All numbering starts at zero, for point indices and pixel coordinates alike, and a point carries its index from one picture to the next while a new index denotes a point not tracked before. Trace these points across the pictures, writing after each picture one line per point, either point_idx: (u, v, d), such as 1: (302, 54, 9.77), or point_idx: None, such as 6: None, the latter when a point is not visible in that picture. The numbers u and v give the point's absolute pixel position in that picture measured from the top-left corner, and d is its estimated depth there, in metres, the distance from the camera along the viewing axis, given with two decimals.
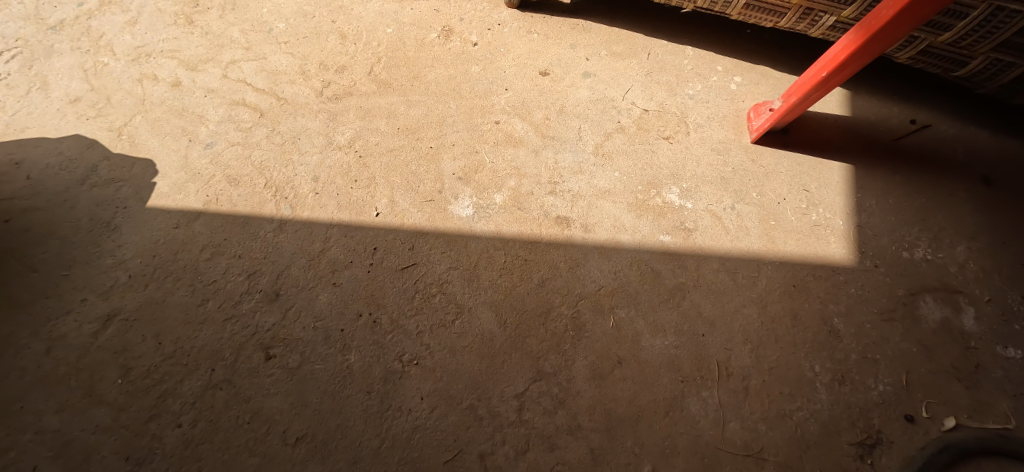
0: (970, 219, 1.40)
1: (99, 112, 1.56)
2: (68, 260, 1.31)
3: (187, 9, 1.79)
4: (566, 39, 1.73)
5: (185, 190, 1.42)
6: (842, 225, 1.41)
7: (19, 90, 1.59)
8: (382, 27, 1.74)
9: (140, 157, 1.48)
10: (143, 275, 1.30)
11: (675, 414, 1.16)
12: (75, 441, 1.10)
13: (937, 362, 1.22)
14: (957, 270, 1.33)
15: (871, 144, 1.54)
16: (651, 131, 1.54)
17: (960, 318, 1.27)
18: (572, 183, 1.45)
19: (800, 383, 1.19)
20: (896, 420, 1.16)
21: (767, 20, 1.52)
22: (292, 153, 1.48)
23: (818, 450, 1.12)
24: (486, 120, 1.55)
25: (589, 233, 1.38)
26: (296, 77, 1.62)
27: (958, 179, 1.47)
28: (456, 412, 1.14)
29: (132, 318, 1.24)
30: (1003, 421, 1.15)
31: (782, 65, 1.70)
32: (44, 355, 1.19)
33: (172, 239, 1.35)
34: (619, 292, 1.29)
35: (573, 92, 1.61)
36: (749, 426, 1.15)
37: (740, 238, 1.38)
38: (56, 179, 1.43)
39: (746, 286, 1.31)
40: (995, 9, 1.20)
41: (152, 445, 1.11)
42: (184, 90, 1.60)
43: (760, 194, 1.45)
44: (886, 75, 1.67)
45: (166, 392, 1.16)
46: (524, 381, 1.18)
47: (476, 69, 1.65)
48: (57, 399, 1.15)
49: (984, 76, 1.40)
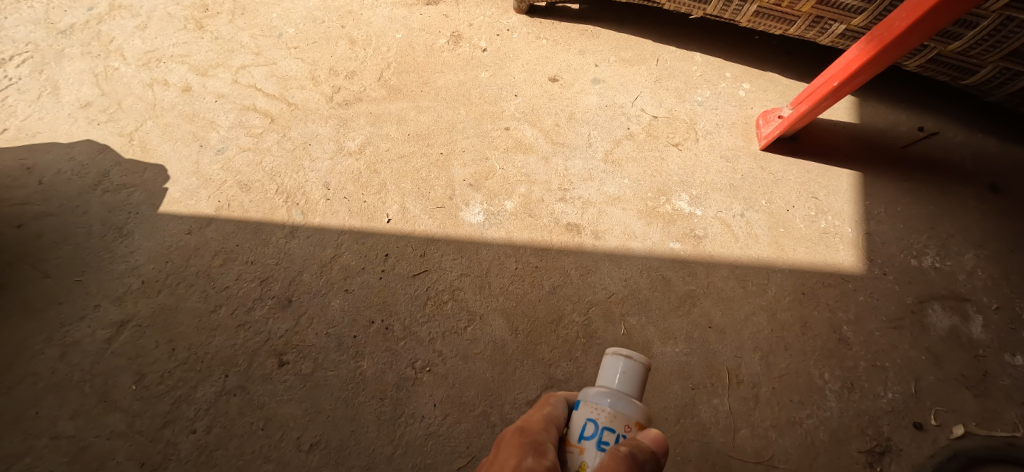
0: (977, 226, 1.41)
1: (110, 117, 1.57)
2: (82, 265, 1.32)
3: (197, 14, 1.79)
4: (575, 45, 1.74)
5: (196, 196, 1.43)
6: (851, 233, 1.41)
7: (31, 94, 1.60)
8: (391, 33, 1.74)
9: (151, 162, 1.48)
10: (157, 280, 1.30)
11: (686, 421, 1.16)
12: (90, 447, 1.11)
13: (945, 370, 1.23)
14: (965, 278, 1.34)
15: (880, 152, 1.55)
16: (660, 138, 1.55)
17: (968, 326, 1.28)
18: (583, 189, 1.46)
19: (810, 391, 1.20)
20: (905, 428, 1.17)
21: (776, 27, 1.53)
22: (303, 159, 1.49)
23: (828, 458, 1.13)
24: (496, 127, 1.55)
25: (599, 240, 1.38)
26: (306, 83, 1.63)
27: (965, 186, 1.48)
28: (468, 420, 1.15)
29: (145, 325, 1.25)
30: (1011, 429, 1.16)
31: (790, 71, 1.70)
32: (59, 361, 1.20)
33: (185, 244, 1.36)
34: (629, 299, 1.30)
35: (582, 98, 1.62)
36: (760, 434, 1.15)
37: (749, 245, 1.39)
38: (68, 184, 1.43)
39: (756, 293, 1.32)
40: (1006, 20, 1.21)
41: (166, 451, 1.11)
42: (194, 95, 1.61)
43: (769, 201, 1.46)
44: (894, 82, 1.68)
45: (180, 398, 1.17)
46: (536, 388, 1.19)
47: (485, 75, 1.65)
48: (72, 404, 1.15)
49: (992, 84, 1.41)
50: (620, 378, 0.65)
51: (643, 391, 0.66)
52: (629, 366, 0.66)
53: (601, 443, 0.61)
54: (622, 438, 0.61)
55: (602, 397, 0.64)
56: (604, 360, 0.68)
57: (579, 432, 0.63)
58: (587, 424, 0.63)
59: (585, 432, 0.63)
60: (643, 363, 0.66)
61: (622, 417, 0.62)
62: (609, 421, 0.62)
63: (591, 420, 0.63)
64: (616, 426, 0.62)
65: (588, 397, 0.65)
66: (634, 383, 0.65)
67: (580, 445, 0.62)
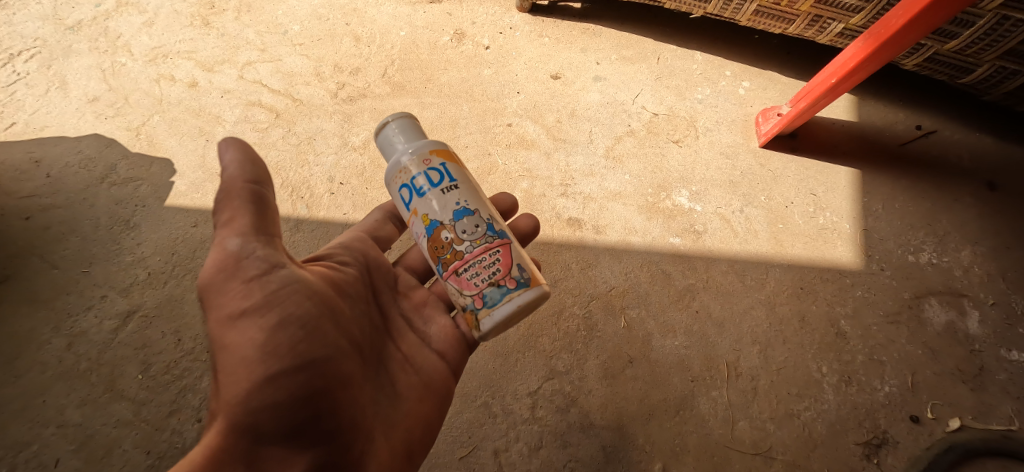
0: (975, 223, 1.42)
1: (117, 111, 1.59)
2: (89, 257, 1.34)
3: (204, 11, 1.81)
4: (577, 44, 1.76)
5: (202, 189, 1.45)
6: (849, 228, 1.43)
7: (40, 90, 1.63)
8: (396, 30, 1.76)
9: (157, 156, 1.50)
10: (163, 272, 1.32)
11: (685, 413, 1.18)
12: (96, 435, 1.13)
13: (942, 364, 1.24)
14: (962, 274, 1.35)
15: (878, 149, 1.57)
16: (661, 135, 1.57)
17: (965, 321, 1.29)
18: (584, 185, 1.47)
19: (808, 384, 1.21)
20: (901, 421, 1.18)
21: (775, 26, 1.55)
22: (308, 153, 1.50)
23: (825, 450, 1.15)
24: (499, 123, 1.57)
25: (600, 235, 1.40)
26: (311, 79, 1.64)
27: (962, 184, 1.49)
28: (470, 410, 1.18)
29: (151, 315, 1.26)
30: (1006, 422, 1.17)
31: (789, 70, 1.72)
32: (66, 351, 1.22)
33: (191, 237, 1.37)
34: (629, 293, 1.32)
35: (584, 95, 1.63)
36: (758, 425, 1.17)
37: (749, 241, 1.40)
38: (76, 177, 1.45)
39: (755, 288, 1.34)
40: (1002, 19, 1.22)
41: (172, 440, 1.13)
42: (200, 91, 1.63)
43: (768, 198, 1.48)
44: (892, 81, 1.70)
45: (186, 387, 1.18)
46: (536, 379, 1.22)
47: (488, 72, 1.67)
48: (79, 393, 1.17)
49: (990, 83, 1.42)
50: (398, 137, 0.82)
51: (421, 134, 0.84)
52: (400, 126, 0.83)
53: (419, 188, 0.78)
54: (427, 169, 0.78)
55: (400, 160, 0.80)
56: (379, 139, 0.84)
57: (405, 201, 0.80)
58: (404, 190, 0.79)
59: (407, 196, 0.79)
60: (403, 118, 0.84)
61: (417, 157, 0.79)
62: (409, 171, 0.79)
63: (400, 185, 0.80)
64: (419, 167, 0.78)
65: (392, 170, 0.81)
66: (410, 133, 0.82)
67: (412, 208, 0.79)
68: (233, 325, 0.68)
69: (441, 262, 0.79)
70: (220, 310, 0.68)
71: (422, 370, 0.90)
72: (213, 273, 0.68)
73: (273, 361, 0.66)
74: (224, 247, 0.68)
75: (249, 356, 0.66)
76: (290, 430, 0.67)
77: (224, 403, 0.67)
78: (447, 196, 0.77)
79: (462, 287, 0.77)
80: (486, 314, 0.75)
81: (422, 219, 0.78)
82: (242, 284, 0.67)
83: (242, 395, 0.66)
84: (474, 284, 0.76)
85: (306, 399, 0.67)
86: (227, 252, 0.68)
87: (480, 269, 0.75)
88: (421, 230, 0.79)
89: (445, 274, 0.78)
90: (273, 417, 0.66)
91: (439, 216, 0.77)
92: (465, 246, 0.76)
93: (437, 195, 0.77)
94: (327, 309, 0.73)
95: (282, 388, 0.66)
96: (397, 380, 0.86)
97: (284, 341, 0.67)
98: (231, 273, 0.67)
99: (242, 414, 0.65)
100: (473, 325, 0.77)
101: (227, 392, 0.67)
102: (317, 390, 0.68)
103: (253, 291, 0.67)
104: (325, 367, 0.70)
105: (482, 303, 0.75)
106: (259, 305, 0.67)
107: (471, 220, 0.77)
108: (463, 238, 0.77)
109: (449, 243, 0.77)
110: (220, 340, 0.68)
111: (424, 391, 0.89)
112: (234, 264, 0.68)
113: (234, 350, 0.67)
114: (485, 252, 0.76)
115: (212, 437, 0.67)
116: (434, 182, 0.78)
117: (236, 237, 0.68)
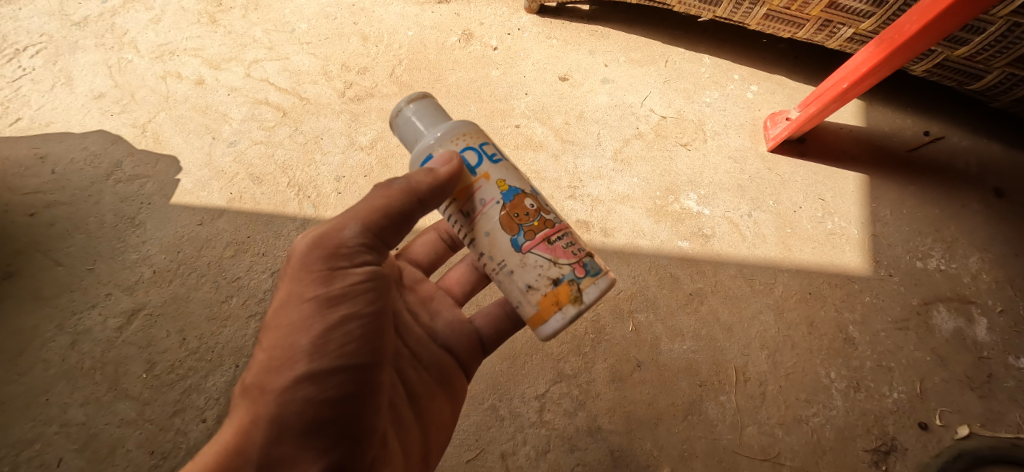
0: (983, 230, 1.42)
1: (123, 108, 1.58)
2: (93, 254, 1.33)
3: (211, 8, 1.81)
4: (586, 46, 1.75)
5: (208, 187, 1.44)
6: (857, 234, 1.43)
7: (45, 85, 1.63)
8: (404, 30, 1.76)
9: (164, 153, 1.49)
10: (167, 270, 1.31)
11: (692, 417, 1.17)
12: (100, 435, 1.11)
13: (950, 371, 1.24)
14: (970, 280, 1.35)
15: (885, 155, 1.57)
16: (669, 138, 1.56)
17: (973, 328, 1.29)
18: (592, 187, 1.47)
19: (816, 389, 1.21)
20: (910, 428, 1.17)
21: (785, 30, 1.54)
22: (315, 152, 1.49)
23: (834, 456, 1.14)
24: (507, 124, 1.57)
25: (608, 237, 1.40)
26: (318, 78, 1.64)
27: (970, 190, 1.49)
28: (478, 412, 1.18)
29: (157, 313, 1.25)
30: (1014, 430, 1.17)
31: (798, 75, 1.72)
32: (70, 349, 1.21)
33: (196, 235, 1.36)
34: (638, 296, 1.32)
35: (592, 97, 1.63)
36: (766, 431, 1.16)
37: (757, 245, 1.40)
38: (81, 174, 1.44)
39: (764, 293, 1.33)
40: (1013, 26, 1.22)
41: (176, 440, 1.11)
42: (207, 88, 1.62)
43: (777, 202, 1.47)
44: (899, 86, 1.70)
45: (190, 387, 1.17)
46: (544, 383, 1.21)
47: (496, 73, 1.67)
48: (83, 392, 1.16)
49: (998, 89, 1.42)
50: (441, 111, 0.80)
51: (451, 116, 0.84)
52: (438, 101, 0.81)
53: (489, 155, 0.77)
54: (491, 141, 0.79)
55: (463, 124, 0.78)
56: (396, 121, 0.80)
57: (473, 165, 0.75)
58: (471, 154, 0.76)
59: (477, 163, 0.76)
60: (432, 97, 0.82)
61: (479, 130, 0.80)
62: (476, 138, 0.77)
63: (463, 147, 0.76)
64: (485, 138, 0.79)
65: (451, 133, 0.77)
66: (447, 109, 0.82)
67: (481, 174, 0.75)
68: (297, 306, 0.70)
69: (523, 230, 0.73)
70: (295, 287, 0.71)
71: (438, 370, 0.92)
72: (310, 248, 0.73)
73: (319, 355, 0.67)
74: (339, 230, 0.74)
75: (300, 343, 0.67)
76: (311, 432, 0.65)
77: (256, 389, 0.67)
78: (518, 171, 0.79)
79: (557, 256, 0.72)
80: (590, 283, 0.72)
81: (499, 184, 0.75)
82: (328, 269, 0.71)
83: (280, 384, 0.65)
84: (570, 253, 0.73)
85: (338, 400, 0.67)
86: (337, 236, 0.73)
87: (572, 240, 0.76)
88: (495, 196, 0.74)
89: (531, 244, 0.72)
90: (299, 415, 0.65)
91: (519, 184, 0.76)
92: (552, 217, 0.77)
93: (511, 166, 0.78)
94: (386, 310, 0.76)
95: (319, 385, 0.66)
96: (410, 379, 0.86)
97: (337, 337, 0.69)
98: (326, 255, 0.72)
99: (272, 403, 0.64)
100: (569, 297, 0.71)
101: (262, 376, 0.67)
102: (351, 394, 0.68)
103: (335, 279, 0.71)
104: (368, 370, 0.71)
105: (584, 272, 0.72)
106: (333, 294, 0.70)
107: (544, 198, 0.80)
108: (548, 209, 0.77)
109: (536, 211, 0.75)
110: (279, 316, 0.70)
111: (437, 390, 0.91)
112: (334, 247, 0.73)
113: (287, 334, 0.68)
114: (568, 228, 0.78)
115: (238, 422, 0.66)
116: (502, 156, 0.79)
117: (355, 227, 0.74)
